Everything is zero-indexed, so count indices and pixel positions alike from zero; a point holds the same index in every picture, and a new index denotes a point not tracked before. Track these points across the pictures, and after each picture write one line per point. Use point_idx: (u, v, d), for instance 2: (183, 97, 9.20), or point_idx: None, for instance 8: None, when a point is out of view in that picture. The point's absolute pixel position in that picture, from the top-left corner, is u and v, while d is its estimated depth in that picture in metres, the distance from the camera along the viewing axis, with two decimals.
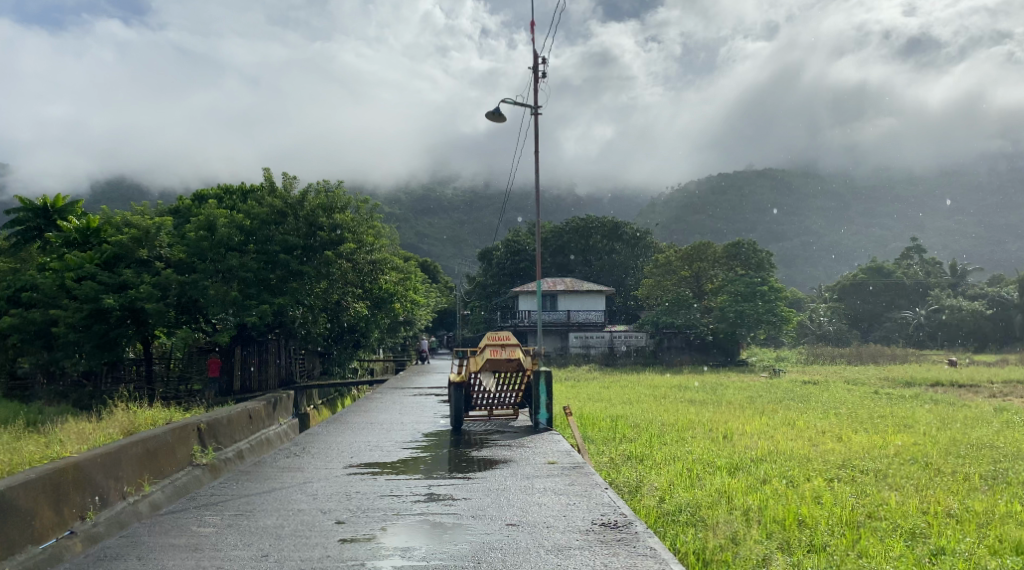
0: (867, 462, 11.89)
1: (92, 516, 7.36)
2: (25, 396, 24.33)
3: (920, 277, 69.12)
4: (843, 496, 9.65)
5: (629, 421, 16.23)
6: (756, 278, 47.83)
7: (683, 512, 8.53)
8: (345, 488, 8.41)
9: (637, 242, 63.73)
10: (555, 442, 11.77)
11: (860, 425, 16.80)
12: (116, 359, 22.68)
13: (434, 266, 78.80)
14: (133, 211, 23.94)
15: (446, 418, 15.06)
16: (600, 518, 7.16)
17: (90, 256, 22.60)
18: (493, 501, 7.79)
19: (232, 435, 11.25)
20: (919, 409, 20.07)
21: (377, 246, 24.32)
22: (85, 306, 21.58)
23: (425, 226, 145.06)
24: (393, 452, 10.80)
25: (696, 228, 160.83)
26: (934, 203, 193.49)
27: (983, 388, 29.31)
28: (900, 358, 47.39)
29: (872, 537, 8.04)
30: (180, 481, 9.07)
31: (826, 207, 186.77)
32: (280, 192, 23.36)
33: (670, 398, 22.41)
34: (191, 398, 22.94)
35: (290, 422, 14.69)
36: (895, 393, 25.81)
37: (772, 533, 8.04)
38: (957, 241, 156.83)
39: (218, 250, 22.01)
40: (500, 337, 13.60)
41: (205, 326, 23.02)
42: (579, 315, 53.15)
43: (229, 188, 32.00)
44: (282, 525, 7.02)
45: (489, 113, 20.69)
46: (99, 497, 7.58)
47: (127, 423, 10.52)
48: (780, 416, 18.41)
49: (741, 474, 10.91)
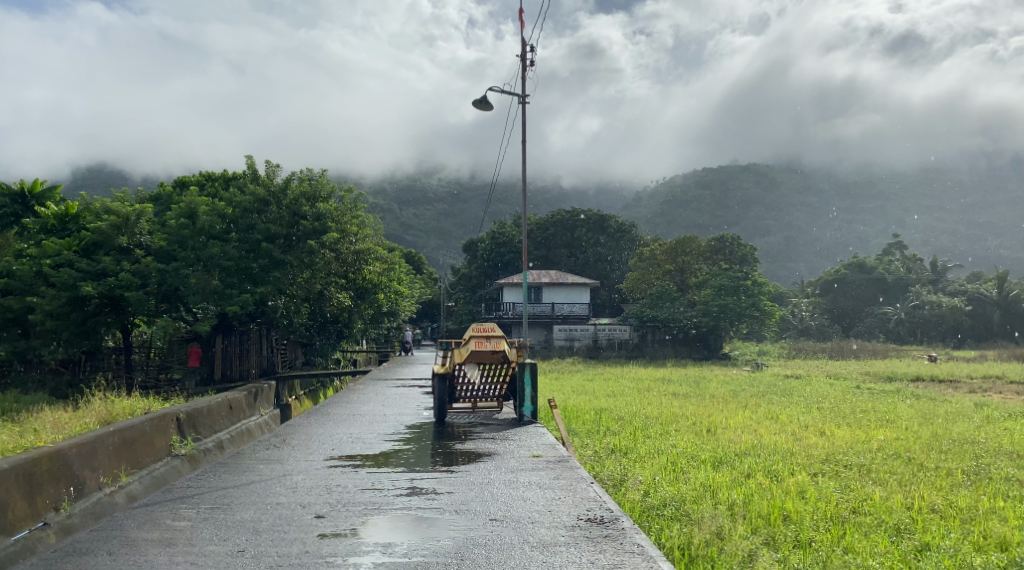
0: (851, 458, 11.85)
1: (66, 507, 7.18)
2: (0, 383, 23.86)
3: (901, 273, 69.59)
4: (827, 491, 9.61)
5: (613, 415, 16.15)
6: (739, 273, 47.88)
7: (667, 506, 8.45)
8: (325, 481, 8.25)
9: (622, 235, 63.77)
10: (539, 435, 11.66)
11: (843, 420, 16.82)
12: (94, 347, 22.36)
13: (418, 256, 78.51)
14: (112, 197, 23.55)
15: (429, 410, 14.90)
16: (586, 514, 7.05)
17: (68, 243, 22.22)
18: (477, 495, 7.66)
19: (211, 425, 11.07)
20: (901, 404, 20.09)
21: (361, 236, 24.11)
22: (63, 293, 21.23)
23: (410, 217, 144.52)
24: (375, 445, 10.65)
25: (680, 222, 161.16)
26: (915, 199, 194.64)
27: (963, 383, 29.50)
28: (881, 353, 47.70)
29: (857, 533, 7.97)
30: (157, 472, 8.88)
31: (809, 202, 187.56)
32: (263, 180, 23.06)
33: (653, 391, 22.39)
34: (171, 387, 22.69)
35: (272, 412, 14.51)
36: (876, 388, 25.92)
37: (758, 529, 7.97)
38: (938, 237, 158.08)
39: (199, 239, 21.75)
40: (485, 329, 13.45)
41: (185, 315, 22.79)
42: (563, 307, 53.13)
43: (211, 175, 31.63)
44: (260, 519, 6.87)
45: (475, 101, 20.47)
46: (74, 488, 7.39)
47: (104, 412, 10.31)
48: (762, 410, 18.40)
49: (725, 468, 10.87)
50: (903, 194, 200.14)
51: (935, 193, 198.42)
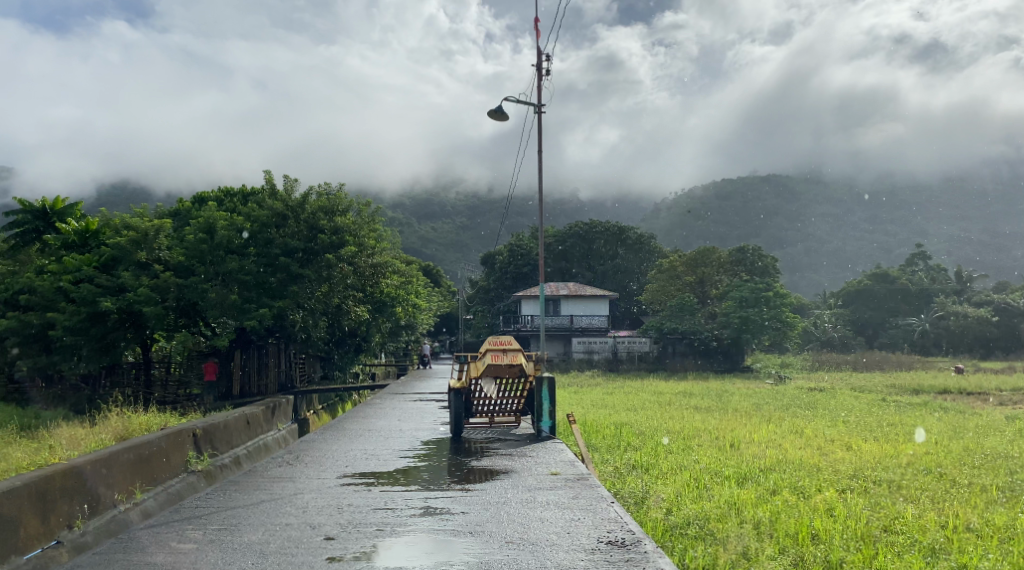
0: (880, 473, 11.50)
1: (80, 525, 7.02)
2: (21, 399, 23.80)
3: (925, 283, 68.66)
4: (856, 508, 9.29)
5: (633, 429, 15.84)
6: (761, 283, 47.31)
7: (691, 525, 8.16)
8: (337, 501, 8.04)
9: (641, 246, 63.42)
10: (558, 452, 11.40)
11: (870, 434, 16.41)
12: (114, 362, 22.31)
13: (436, 269, 78.48)
14: (132, 212, 23.58)
15: (445, 425, 14.68)
16: (606, 536, 6.78)
17: (88, 259, 22.22)
18: (492, 515, 7.42)
19: (228, 440, 10.91)
20: (930, 417, 19.63)
21: (378, 249, 23.95)
22: (82, 309, 21.19)
23: (429, 230, 144.53)
24: (389, 461, 10.43)
25: (700, 234, 160.43)
26: (938, 208, 192.56)
27: (992, 396, 28.87)
28: (906, 365, 46.95)
29: (890, 554, 7.64)
30: (173, 488, 8.73)
31: (830, 212, 186.13)
32: (281, 194, 23.01)
33: (674, 404, 22.05)
34: (190, 402, 22.60)
35: (290, 427, 14.35)
36: (903, 401, 25.40)
37: (786, 549, 7.68)
38: (962, 247, 156.17)
39: (217, 253, 21.72)
40: (501, 342, 13.19)
41: (204, 330, 22.75)
42: (582, 320, 52.83)
43: (230, 190, 31.69)
44: (267, 541, 6.67)
45: (491, 112, 20.28)
46: (88, 505, 7.23)
47: (120, 429, 10.17)
48: (786, 424, 18.00)
49: (749, 484, 10.55)
50: (925, 203, 198.16)
51: (958, 202, 196.37)
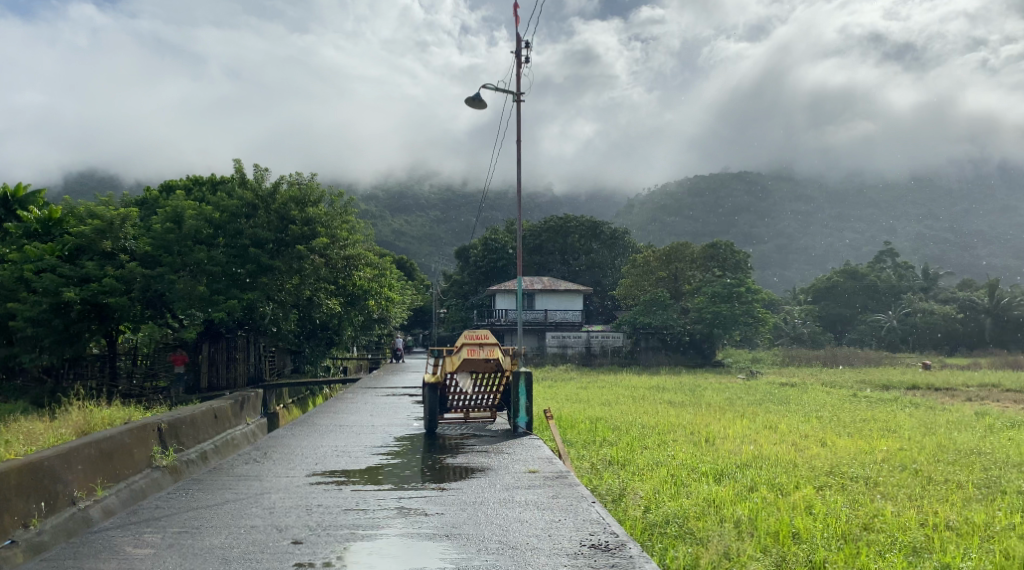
0: (856, 469, 11.40)
1: (36, 524, 6.66)
2: None
3: (893, 279, 69.41)
4: (835, 506, 9.12)
5: (609, 424, 15.69)
6: (734, 279, 47.42)
7: (671, 523, 7.98)
8: (306, 501, 7.74)
9: (615, 241, 63.46)
10: (535, 448, 11.16)
11: (843, 429, 16.38)
12: (78, 355, 21.69)
13: (410, 262, 77.88)
14: (97, 201, 22.92)
15: (419, 421, 14.44)
16: (589, 539, 6.55)
17: (50, 248, 21.52)
18: (469, 516, 7.16)
19: (195, 435, 10.55)
20: (901, 413, 19.66)
21: (351, 241, 23.66)
22: (44, 299, 20.55)
23: (402, 222, 143.41)
24: (361, 459, 10.12)
25: (673, 229, 161.05)
26: (906, 205, 194.83)
27: (959, 392, 29.15)
28: (875, 360, 47.36)
29: (872, 553, 7.46)
30: (137, 485, 8.38)
31: (801, 209, 187.70)
32: (252, 184, 22.60)
33: (648, 399, 21.95)
34: (156, 395, 22.07)
35: (258, 422, 13.96)
36: (873, 396, 25.53)
37: (768, 548, 7.49)
38: (929, 244, 158.26)
39: (186, 243, 21.15)
40: (479, 336, 12.98)
41: (172, 321, 22.26)
42: (556, 314, 52.64)
43: (198, 180, 31.10)
44: (231, 546, 6.35)
45: (467, 101, 19.93)
46: (45, 503, 6.87)
47: (81, 423, 9.76)
48: (760, 419, 17.94)
49: (726, 481, 10.38)
50: (893, 201, 200.49)
51: (925, 200, 199.10)
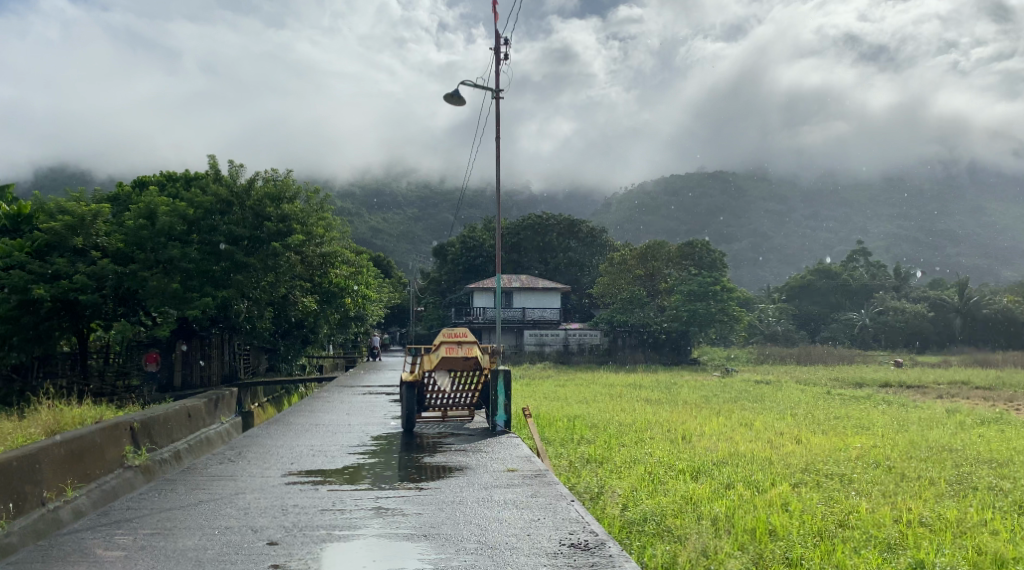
0: (831, 466, 11.46)
1: (5, 525, 6.52)
2: None
3: (866, 278, 70.11)
4: (810, 503, 9.15)
5: (586, 422, 15.67)
6: (709, 277, 47.70)
7: (648, 521, 7.95)
8: (281, 501, 7.65)
9: (593, 240, 63.58)
10: (513, 447, 11.13)
11: (818, 427, 16.49)
12: (48, 353, 21.35)
13: (387, 260, 77.58)
14: (68, 196, 22.55)
15: (396, 419, 14.35)
16: (568, 538, 6.50)
17: (20, 244, 21.12)
18: (448, 517, 7.10)
19: (168, 434, 10.41)
20: (875, 410, 19.85)
21: (327, 238, 23.50)
22: (13, 296, 20.18)
23: (380, 220, 142.67)
24: (338, 458, 10.03)
25: (649, 228, 161.74)
26: (879, 205, 196.96)
27: (931, 389, 29.48)
28: (848, 358, 47.82)
29: (848, 549, 7.47)
30: (108, 485, 8.23)
31: (776, 209, 189.15)
32: (226, 180, 22.35)
33: (625, 396, 22.00)
34: (128, 394, 21.77)
35: (233, 420, 13.83)
36: (848, 393, 25.75)
37: (745, 546, 7.49)
38: (901, 243, 160.04)
39: (158, 239, 20.83)
40: (457, 335, 12.92)
41: (144, 319, 21.96)
42: (534, 312, 52.63)
43: (173, 176, 30.78)
44: (205, 548, 6.25)
45: (445, 97, 19.87)
46: (14, 504, 6.73)
47: (51, 422, 9.58)
48: (736, 417, 18.01)
49: (704, 478, 10.39)
50: (866, 201, 202.64)
51: (898, 200, 201.42)
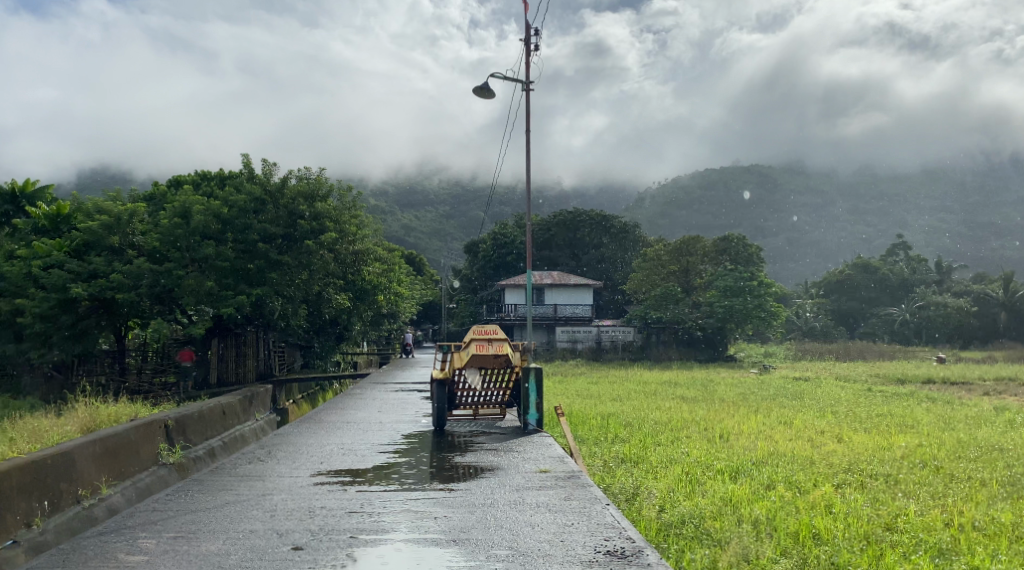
0: (875, 466, 11.08)
1: (39, 523, 6.48)
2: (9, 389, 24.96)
3: (907, 272, 68.75)
4: (855, 505, 8.82)
5: (620, 420, 15.40)
6: (745, 273, 47.03)
7: (686, 524, 7.70)
8: (308, 503, 7.50)
9: (626, 235, 63.08)
10: (546, 446, 10.91)
11: (860, 425, 16.03)
12: (87, 351, 21.68)
13: (419, 257, 77.75)
14: (105, 196, 22.77)
15: (428, 418, 14.21)
16: (604, 545, 6.29)
17: (59, 243, 21.65)
18: (479, 521, 6.91)
19: (203, 431, 10.36)
20: (918, 408, 19.27)
21: (360, 236, 23.41)
22: (53, 295, 20.50)
23: (412, 218, 142.73)
24: (367, 457, 9.91)
25: (683, 223, 160.60)
26: (919, 199, 193.22)
27: (976, 386, 28.73)
28: (888, 354, 46.90)
29: (897, 554, 7.14)
30: (143, 483, 8.19)
31: (812, 203, 186.49)
32: (260, 179, 22.30)
33: (660, 394, 21.68)
34: (164, 391, 21.95)
35: (267, 417, 13.81)
36: (889, 390, 25.10)
37: (788, 550, 7.20)
38: (942, 237, 156.82)
39: (193, 238, 20.89)
40: (487, 331, 12.71)
41: (181, 317, 22.13)
42: (566, 309, 52.42)
43: (207, 174, 31.12)
44: (228, 553, 6.13)
45: (475, 90, 19.70)
46: (48, 502, 6.69)
47: (87, 419, 9.53)
48: (774, 415, 17.57)
49: (742, 478, 10.11)
50: (906, 194, 198.94)
51: (938, 192, 197.59)
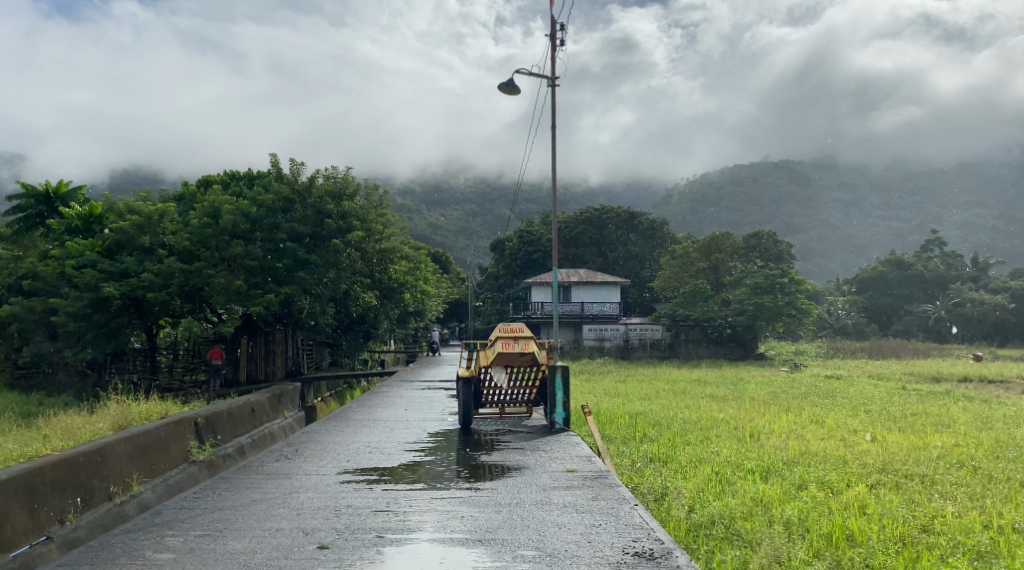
0: (911, 467, 10.86)
1: (71, 519, 6.54)
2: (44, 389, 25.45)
3: (941, 268, 67.61)
4: (890, 506, 8.64)
5: (648, 419, 15.26)
6: (775, 270, 46.52)
7: (716, 525, 7.59)
8: (334, 502, 7.49)
9: (654, 233, 62.68)
10: (573, 446, 10.82)
11: (894, 425, 15.74)
12: (119, 349, 21.97)
13: (445, 255, 77.89)
14: (136, 196, 23.06)
15: (454, 416, 14.19)
16: (632, 547, 6.18)
17: (92, 243, 21.99)
18: (506, 521, 6.84)
19: (232, 429, 10.41)
20: (955, 407, 18.88)
21: (387, 234, 23.43)
22: (86, 295, 20.79)
23: (439, 216, 142.92)
24: (394, 455, 9.88)
25: (711, 220, 159.45)
26: (953, 194, 190.04)
27: (1013, 384, 28.14)
28: (923, 352, 46.14)
29: (934, 557, 6.97)
30: (173, 480, 8.24)
31: (844, 198, 184.18)
32: (288, 178, 22.38)
33: (690, 393, 21.45)
34: (195, 389, 22.16)
35: (295, 415, 13.86)
36: (924, 389, 24.66)
37: (821, 552, 7.07)
38: (977, 232, 154.16)
39: (222, 237, 21.04)
40: (513, 329, 12.66)
41: (210, 316, 22.33)
42: (593, 307, 52.20)
43: (236, 174, 31.37)
44: (254, 551, 6.11)
45: (500, 86, 19.62)
46: (81, 499, 6.75)
47: (119, 416, 9.60)
48: (806, 414, 17.32)
49: (774, 479, 9.97)
50: (940, 189, 195.84)
51: (973, 187, 194.29)
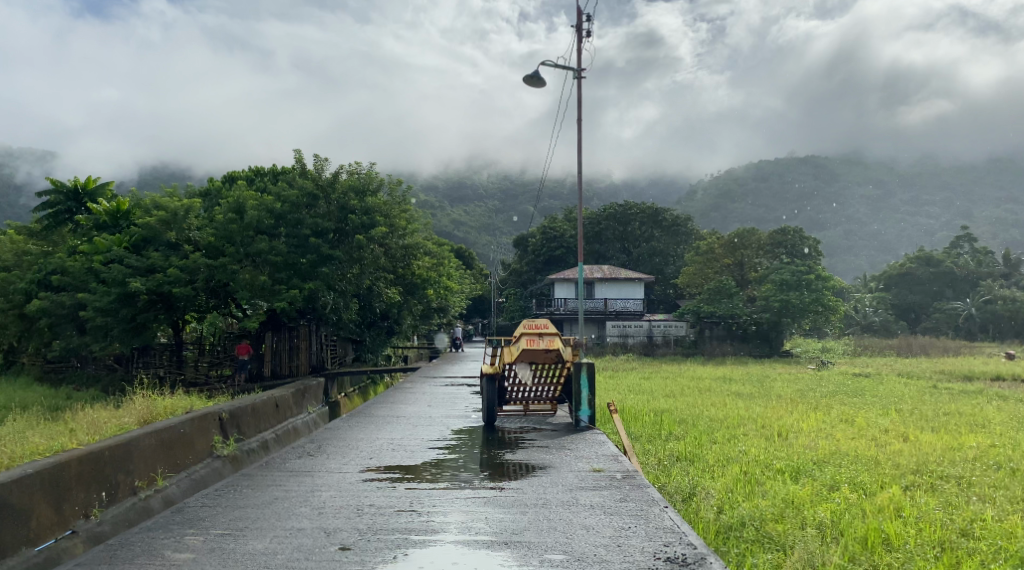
0: (947, 468, 10.58)
1: (97, 514, 6.48)
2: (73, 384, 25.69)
3: (972, 266, 66.62)
4: (926, 509, 8.40)
5: (674, 417, 15.04)
6: (802, 266, 46.00)
7: (747, 527, 7.39)
8: (357, 501, 7.38)
9: (678, 229, 62.29)
10: (599, 445, 10.64)
11: (926, 424, 15.41)
12: (146, 344, 22.08)
13: (468, 251, 77.84)
14: (162, 192, 23.16)
15: (478, 413, 14.07)
16: (663, 552, 6.01)
17: (119, 239, 22.15)
18: (533, 523, 6.68)
19: (256, 424, 10.35)
20: (988, 407, 18.45)
21: (410, 230, 23.35)
22: (113, 289, 20.93)
23: (462, 213, 142.93)
24: (417, 453, 9.76)
25: (736, 216, 158.12)
26: (984, 189, 187.22)
27: None
28: (952, 350, 45.40)
29: (975, 564, 6.74)
30: (197, 475, 8.17)
31: (871, 194, 181.95)
32: (312, 174, 22.31)
33: (715, 391, 21.17)
34: (220, 383, 22.22)
35: (319, 411, 13.79)
36: (955, 388, 24.18)
37: (857, 557, 6.86)
38: (1008, 228, 151.71)
39: (246, 233, 21.05)
40: (538, 326, 12.51)
41: (235, 311, 22.37)
42: (616, 303, 51.92)
43: (260, 170, 31.42)
44: (275, 552, 6.01)
45: (524, 79, 19.43)
46: (106, 493, 6.69)
47: (144, 411, 9.56)
48: (835, 413, 17.01)
49: (805, 479, 9.74)
50: (969, 184, 193.10)
51: (1003, 182, 191.33)
